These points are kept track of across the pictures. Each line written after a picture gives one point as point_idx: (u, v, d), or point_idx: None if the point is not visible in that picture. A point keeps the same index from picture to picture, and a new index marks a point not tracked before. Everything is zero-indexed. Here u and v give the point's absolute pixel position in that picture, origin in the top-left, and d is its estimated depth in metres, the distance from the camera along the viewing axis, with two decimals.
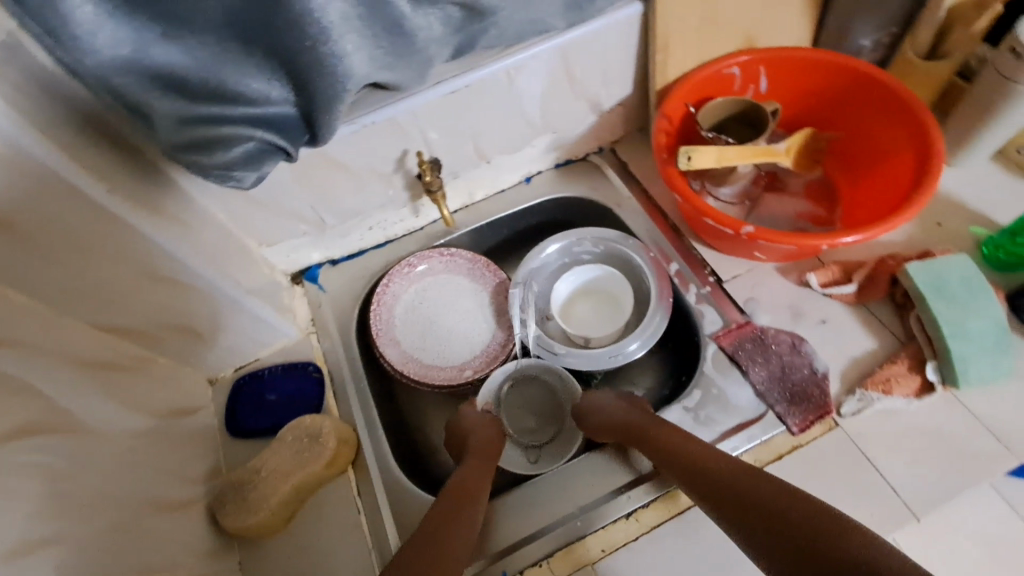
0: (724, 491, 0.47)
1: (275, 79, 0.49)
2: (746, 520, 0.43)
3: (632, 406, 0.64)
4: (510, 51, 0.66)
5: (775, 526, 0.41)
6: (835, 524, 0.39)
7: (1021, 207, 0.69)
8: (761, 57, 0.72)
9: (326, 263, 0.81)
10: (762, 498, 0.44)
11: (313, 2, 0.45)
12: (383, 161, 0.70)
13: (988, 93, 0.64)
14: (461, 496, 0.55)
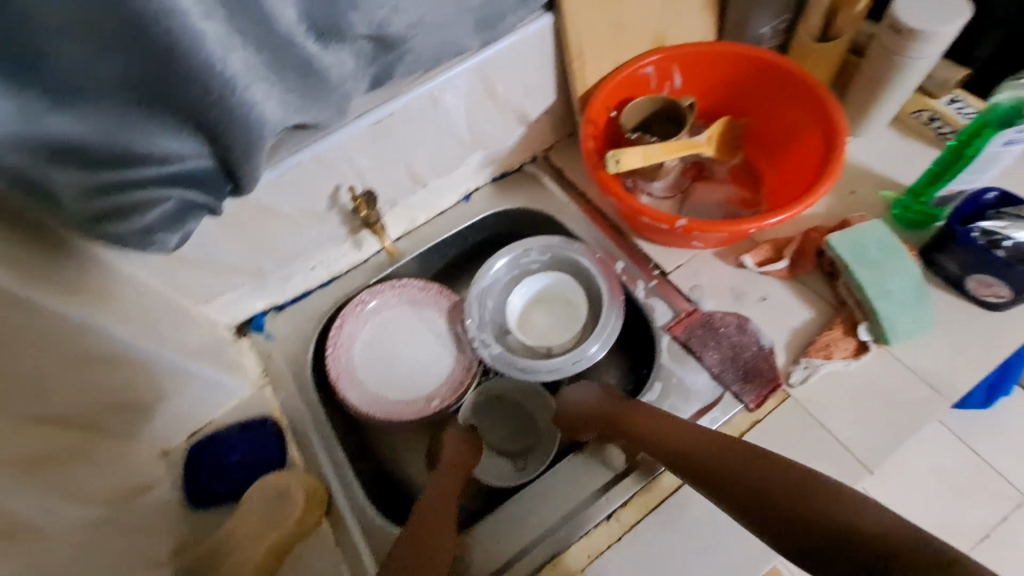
0: (710, 471, 0.49)
1: (186, 134, 0.47)
2: (736, 498, 0.46)
3: (602, 396, 0.65)
4: (429, 75, 0.65)
5: (765, 499, 0.43)
6: (816, 489, 0.42)
7: (920, 168, 0.75)
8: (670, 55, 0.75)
9: (270, 310, 0.78)
10: (749, 474, 0.46)
11: (214, 55, 0.43)
12: (316, 200, 0.68)
13: (877, 68, 0.69)
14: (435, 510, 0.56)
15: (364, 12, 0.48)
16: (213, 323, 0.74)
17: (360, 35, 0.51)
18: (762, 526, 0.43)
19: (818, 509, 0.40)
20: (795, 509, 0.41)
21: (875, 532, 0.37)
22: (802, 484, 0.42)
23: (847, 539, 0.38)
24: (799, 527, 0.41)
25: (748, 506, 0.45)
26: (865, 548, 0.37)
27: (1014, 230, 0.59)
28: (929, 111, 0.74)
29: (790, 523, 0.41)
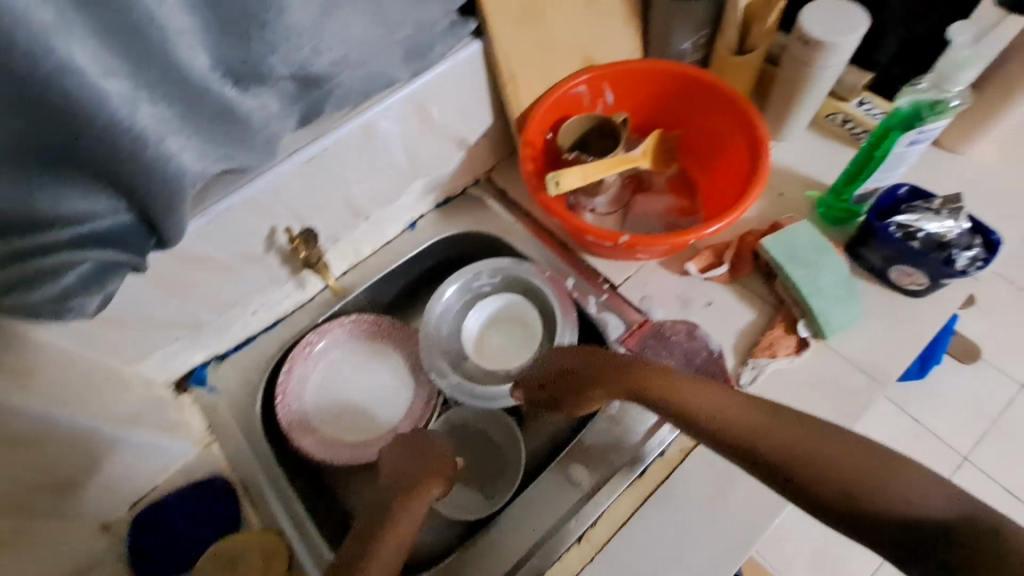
0: (754, 442, 0.42)
1: (101, 193, 0.44)
2: (787, 475, 0.40)
3: (597, 355, 0.58)
4: (360, 108, 0.64)
5: (826, 485, 0.38)
6: (883, 480, 0.37)
7: (839, 167, 0.80)
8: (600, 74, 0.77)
9: (211, 361, 0.74)
10: (810, 453, 0.40)
11: (119, 109, 0.40)
12: (251, 244, 0.65)
13: (792, 77, 0.73)
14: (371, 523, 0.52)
15: (283, 54, 0.46)
16: (150, 382, 0.69)
17: (282, 76, 0.49)
18: (820, 512, 0.39)
19: (898, 503, 0.36)
20: (869, 505, 0.37)
21: (974, 538, 0.33)
22: (875, 472, 0.37)
23: (940, 542, 0.34)
24: (875, 519, 0.36)
25: (800, 493, 0.40)
26: (961, 546, 0.34)
27: (926, 222, 0.64)
28: (842, 113, 0.79)
29: (860, 514, 0.37)
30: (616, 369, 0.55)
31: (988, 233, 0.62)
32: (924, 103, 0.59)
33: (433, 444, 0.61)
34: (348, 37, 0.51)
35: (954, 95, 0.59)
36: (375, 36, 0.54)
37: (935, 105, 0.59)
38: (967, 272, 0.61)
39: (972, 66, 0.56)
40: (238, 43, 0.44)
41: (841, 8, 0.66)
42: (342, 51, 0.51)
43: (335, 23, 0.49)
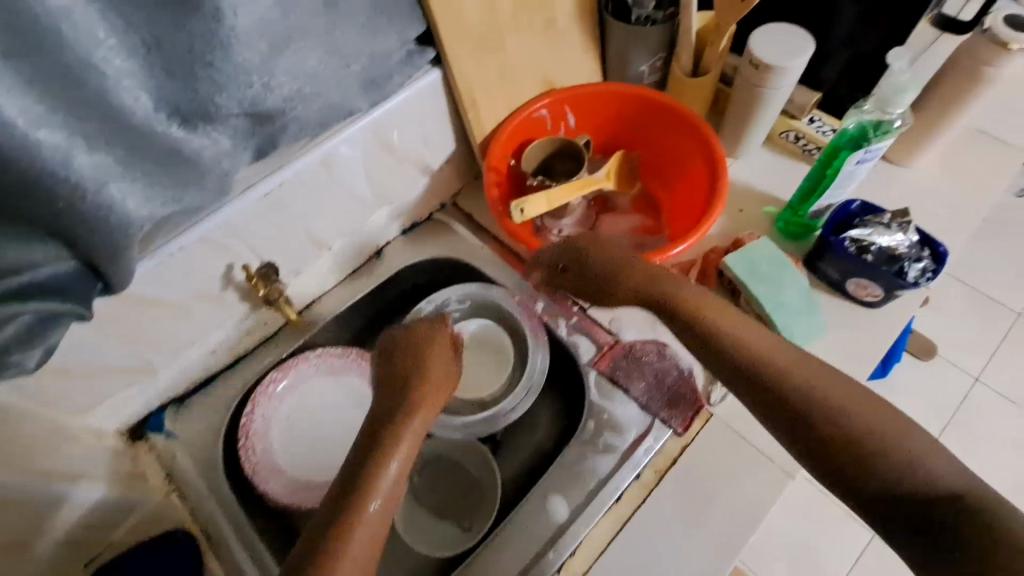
0: (787, 384, 0.50)
1: (37, 242, 0.41)
2: (814, 414, 0.48)
3: (638, 277, 0.62)
4: (319, 139, 0.63)
5: (840, 445, 0.46)
6: (905, 453, 0.44)
7: (795, 182, 0.82)
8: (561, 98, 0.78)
9: (169, 406, 0.71)
10: (836, 407, 0.47)
11: (53, 160, 0.37)
12: (207, 283, 0.62)
13: (745, 98, 0.74)
14: (383, 436, 0.53)
15: (232, 92, 0.45)
16: (100, 432, 0.65)
17: (232, 115, 0.47)
18: (825, 461, 0.47)
19: (907, 472, 0.44)
20: (893, 471, 0.44)
21: (965, 509, 0.41)
22: (903, 446, 0.45)
23: (928, 507, 0.42)
24: (871, 477, 0.45)
25: (812, 444, 0.48)
26: (943, 520, 0.42)
27: (878, 236, 0.66)
28: (794, 130, 0.81)
29: (861, 469, 0.45)
30: (657, 292, 0.60)
31: (936, 246, 0.65)
32: (869, 123, 0.62)
33: (433, 342, 0.63)
34: (301, 71, 0.50)
35: (896, 117, 0.61)
36: (330, 69, 0.53)
37: (879, 125, 0.62)
38: (918, 284, 0.64)
39: (910, 90, 0.59)
40: (183, 82, 0.42)
41: (789, 33, 0.68)
42: (296, 86, 0.50)
43: (288, 58, 0.48)
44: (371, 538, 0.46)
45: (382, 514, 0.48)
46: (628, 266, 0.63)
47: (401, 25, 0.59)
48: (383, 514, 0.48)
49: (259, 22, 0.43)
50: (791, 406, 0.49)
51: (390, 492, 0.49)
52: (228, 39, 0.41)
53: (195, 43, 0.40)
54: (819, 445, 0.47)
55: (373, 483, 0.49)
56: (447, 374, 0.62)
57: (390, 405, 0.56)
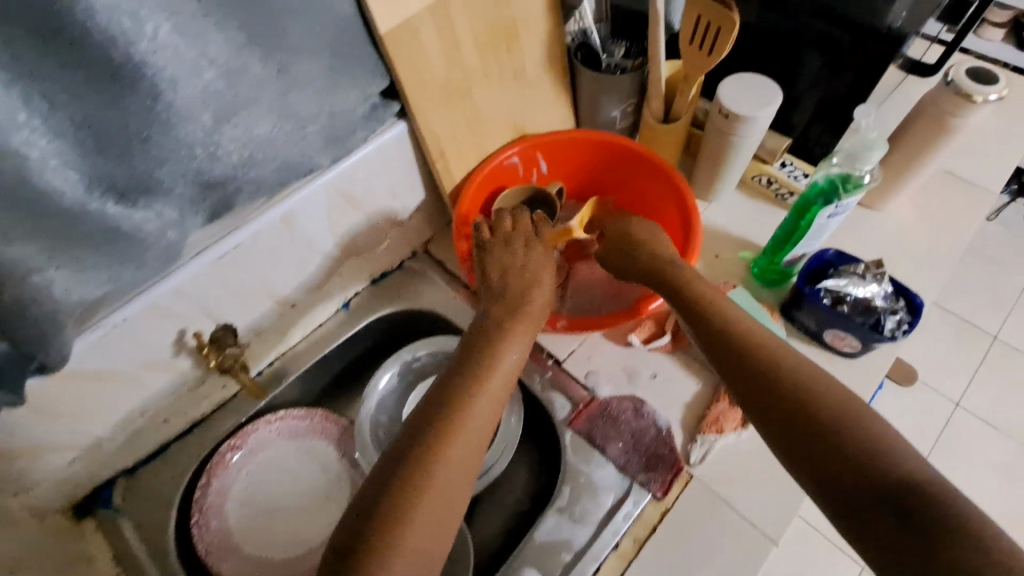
0: (775, 371, 0.49)
1: None
2: (794, 403, 0.47)
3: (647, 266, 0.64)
4: (277, 198, 0.60)
5: (812, 424, 0.46)
6: (888, 455, 0.42)
7: (770, 226, 0.82)
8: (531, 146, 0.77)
9: (119, 477, 0.66)
10: (821, 403, 0.46)
11: None
12: (157, 350, 0.59)
13: (717, 144, 0.74)
14: (480, 363, 0.53)
15: (173, 164, 0.43)
16: (38, 513, 0.61)
17: (175, 186, 0.44)
18: (798, 438, 0.46)
19: (878, 454, 0.43)
20: (864, 450, 0.43)
21: (923, 496, 0.40)
22: (876, 429, 0.44)
23: (888, 490, 0.41)
24: (840, 472, 0.43)
25: (786, 422, 0.47)
26: (911, 509, 0.40)
27: (853, 287, 0.65)
28: (766, 175, 0.81)
29: (830, 448, 0.44)
30: (664, 273, 0.63)
31: (912, 297, 0.65)
32: (838, 178, 0.61)
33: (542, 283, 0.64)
34: (252, 137, 0.47)
35: (865, 172, 0.60)
36: (286, 133, 0.51)
37: (848, 180, 0.61)
38: (895, 338, 0.63)
39: (877, 148, 0.59)
40: (118, 159, 0.39)
41: (757, 85, 0.68)
42: (246, 152, 0.48)
43: (236, 126, 0.45)
44: (465, 456, 0.47)
45: (481, 425, 0.50)
46: (652, 250, 0.66)
47: (363, 83, 0.57)
48: (478, 437, 0.49)
49: (202, 93, 0.41)
50: (772, 392, 0.49)
51: (476, 431, 0.49)
52: (166, 115, 0.39)
53: (129, 120, 0.38)
54: (794, 431, 0.47)
55: (468, 405, 0.50)
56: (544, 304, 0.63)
57: (480, 344, 0.55)
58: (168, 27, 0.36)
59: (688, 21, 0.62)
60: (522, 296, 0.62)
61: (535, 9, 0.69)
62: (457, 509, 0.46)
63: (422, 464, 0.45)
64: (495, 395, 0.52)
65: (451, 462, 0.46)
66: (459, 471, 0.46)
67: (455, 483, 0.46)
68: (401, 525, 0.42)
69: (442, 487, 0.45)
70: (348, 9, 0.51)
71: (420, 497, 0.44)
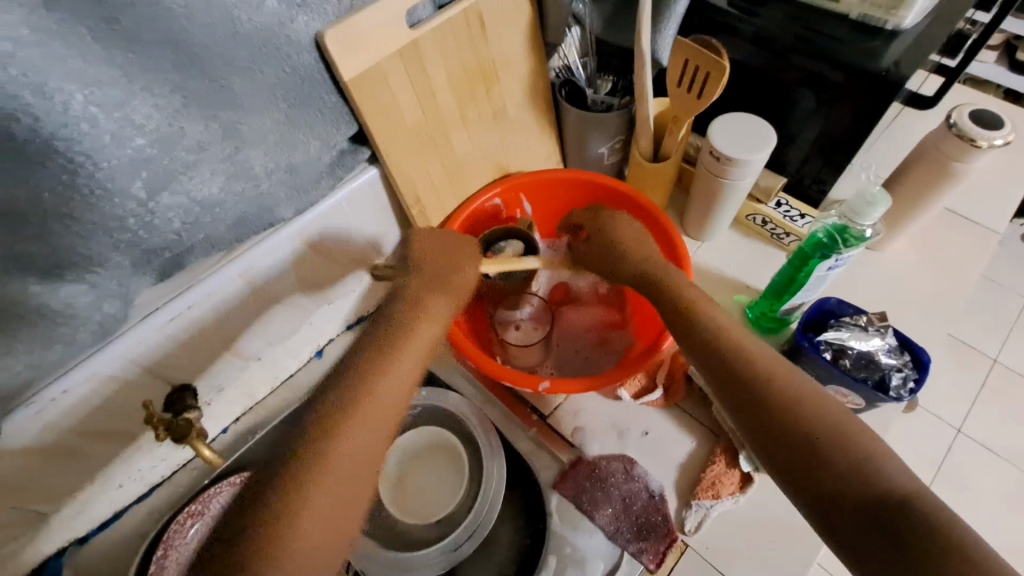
0: (761, 383, 0.45)
1: None
2: (779, 419, 0.43)
3: (637, 266, 0.59)
4: (238, 251, 0.56)
5: (804, 445, 0.41)
6: (881, 475, 0.38)
7: (768, 267, 0.78)
8: (513, 188, 0.74)
9: (70, 546, 0.61)
10: (809, 418, 0.42)
11: None
12: (105, 416, 0.54)
13: (708, 185, 0.70)
14: (365, 372, 0.49)
15: (101, 238, 0.38)
16: None
17: (108, 258, 0.40)
18: (796, 468, 0.41)
19: (869, 477, 0.38)
20: (855, 473, 0.39)
21: (916, 521, 0.36)
22: (868, 447, 0.40)
23: (883, 519, 0.37)
24: (827, 494, 0.40)
25: (775, 442, 0.43)
26: (906, 535, 0.35)
27: (856, 340, 0.61)
28: (761, 214, 0.77)
29: (821, 476, 0.40)
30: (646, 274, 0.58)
31: (918, 352, 0.61)
32: (835, 229, 0.58)
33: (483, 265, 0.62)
34: (197, 202, 0.43)
35: (866, 227, 0.57)
36: (238, 191, 0.47)
37: (846, 232, 0.57)
38: (901, 398, 0.58)
39: (881, 203, 0.55)
40: (36, 238, 0.35)
41: (750, 125, 0.64)
42: (190, 217, 0.44)
43: (175, 192, 0.41)
44: (337, 476, 0.44)
45: (363, 437, 0.46)
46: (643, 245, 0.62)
47: (326, 132, 0.53)
48: (355, 455, 0.45)
49: (132, 162, 0.37)
50: (756, 405, 0.45)
51: (349, 456, 0.45)
52: (90, 188, 0.36)
53: (45, 197, 0.34)
54: (779, 451, 0.43)
55: (344, 421, 0.46)
56: (473, 281, 0.61)
57: (376, 350, 0.51)
58: (83, 98, 0.33)
59: (674, 65, 0.59)
60: (443, 292, 0.58)
61: (515, 48, 0.66)
62: (328, 545, 0.42)
63: (319, 452, 0.44)
64: (384, 404, 0.48)
65: (316, 494, 0.42)
66: (326, 501, 0.43)
67: (328, 514, 0.43)
68: (277, 532, 0.41)
69: (305, 523, 0.41)
70: (308, 59, 0.47)
71: (274, 532, 0.41)
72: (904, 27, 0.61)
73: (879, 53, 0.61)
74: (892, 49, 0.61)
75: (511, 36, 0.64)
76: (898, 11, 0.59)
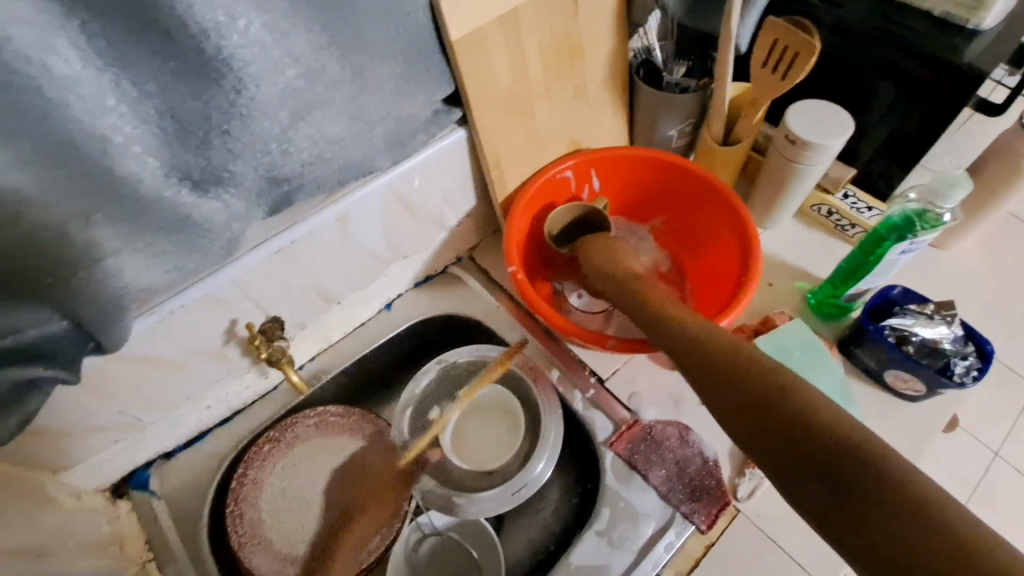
0: (714, 364, 0.46)
1: (53, 316, 0.38)
2: (732, 392, 0.44)
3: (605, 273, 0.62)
4: (337, 195, 0.60)
5: (763, 417, 0.41)
6: (827, 425, 0.38)
7: (830, 258, 0.79)
8: (585, 161, 0.76)
9: (156, 460, 0.67)
10: (756, 384, 0.43)
11: (75, 234, 0.36)
12: (205, 340, 0.59)
13: (779, 169, 0.71)
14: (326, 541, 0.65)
15: (248, 159, 0.43)
16: (85, 491, 0.62)
17: (249, 176, 0.44)
18: (761, 443, 0.41)
19: (818, 433, 0.38)
20: (806, 436, 0.38)
21: (864, 470, 0.35)
22: (812, 407, 0.39)
23: (836, 482, 0.36)
24: (784, 457, 0.39)
25: (737, 413, 0.43)
26: (857, 485, 0.35)
27: (921, 327, 0.62)
28: (827, 205, 0.78)
29: (782, 443, 0.39)
30: (627, 290, 0.59)
31: (982, 342, 0.61)
32: (914, 213, 0.60)
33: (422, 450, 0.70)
34: (323, 137, 0.48)
35: (946, 210, 0.59)
36: (355, 133, 0.51)
37: (924, 216, 0.60)
38: (965, 384, 0.60)
39: (961, 186, 0.57)
40: (197, 149, 0.40)
41: (827, 112, 0.66)
42: (316, 151, 0.48)
43: (309, 125, 0.46)
44: None
45: None
46: (621, 265, 0.63)
47: (430, 89, 0.56)
48: None
49: (283, 91, 0.42)
50: (714, 384, 0.46)
51: None
52: (247, 109, 0.40)
53: (212, 113, 0.39)
54: (740, 423, 0.43)
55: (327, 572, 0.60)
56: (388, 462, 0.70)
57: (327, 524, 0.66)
58: (259, 24, 0.37)
59: (763, 46, 0.61)
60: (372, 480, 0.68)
61: (603, 24, 0.68)
62: None
63: None
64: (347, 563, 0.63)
65: None
66: None
67: None
68: None
69: None
70: (422, 17, 0.51)
71: None
72: (983, 29, 0.62)
73: (962, 48, 0.61)
74: (974, 46, 0.61)
75: (600, 14, 0.67)
76: (979, 12, 0.61)
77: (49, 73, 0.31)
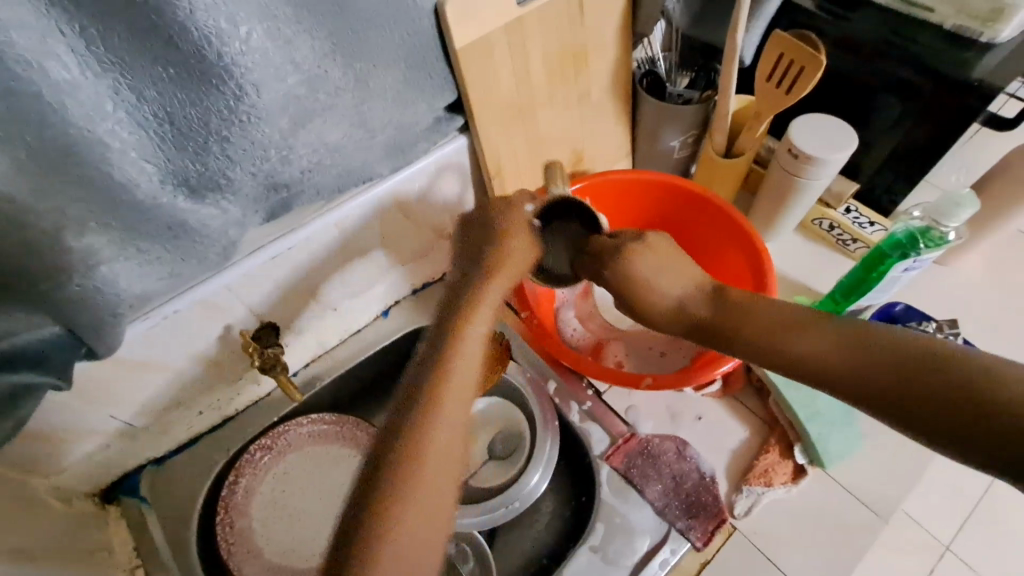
0: (814, 343, 0.42)
1: (44, 322, 0.38)
2: (850, 366, 0.40)
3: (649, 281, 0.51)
4: (335, 203, 0.60)
5: (920, 389, 0.37)
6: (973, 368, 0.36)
7: (832, 273, 0.78)
8: (591, 184, 0.74)
9: (147, 466, 0.67)
10: (870, 350, 0.40)
11: (69, 242, 0.36)
12: (201, 343, 0.58)
13: (781, 182, 0.71)
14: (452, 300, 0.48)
15: (246, 166, 0.43)
16: (74, 495, 0.61)
17: (246, 183, 0.44)
18: (897, 408, 0.38)
19: (941, 374, 0.36)
20: (945, 387, 0.36)
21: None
22: (944, 353, 0.37)
23: (983, 426, 0.34)
24: (949, 420, 0.35)
25: (870, 389, 0.39)
26: None
27: None
28: (829, 219, 0.78)
29: (951, 417, 0.35)
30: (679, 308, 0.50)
31: None
32: (917, 230, 0.60)
33: (509, 239, 0.51)
34: (323, 144, 0.48)
35: (950, 228, 0.59)
36: (356, 140, 0.51)
37: (928, 234, 0.60)
38: None
39: (968, 205, 0.58)
40: (195, 156, 0.40)
41: (831, 127, 0.65)
42: (316, 157, 0.48)
43: (309, 132, 0.46)
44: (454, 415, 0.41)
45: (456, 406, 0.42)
46: None
47: (432, 96, 0.56)
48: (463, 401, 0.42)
49: (283, 98, 0.42)
50: (821, 364, 0.42)
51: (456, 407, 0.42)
52: (246, 115, 0.40)
53: (212, 119, 0.39)
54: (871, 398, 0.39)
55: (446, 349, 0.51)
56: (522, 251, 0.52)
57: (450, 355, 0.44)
58: (261, 30, 0.37)
59: (768, 58, 0.61)
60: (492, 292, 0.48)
61: (609, 31, 0.67)
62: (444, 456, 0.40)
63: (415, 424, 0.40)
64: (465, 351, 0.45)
65: (446, 411, 0.41)
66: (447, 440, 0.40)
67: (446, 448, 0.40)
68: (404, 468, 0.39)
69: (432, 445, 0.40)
70: (427, 24, 0.50)
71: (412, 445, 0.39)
72: (999, 42, 0.61)
73: (972, 64, 0.61)
74: (986, 61, 0.61)
75: (606, 23, 0.66)
76: (995, 23, 0.60)
77: (47, 78, 0.31)
